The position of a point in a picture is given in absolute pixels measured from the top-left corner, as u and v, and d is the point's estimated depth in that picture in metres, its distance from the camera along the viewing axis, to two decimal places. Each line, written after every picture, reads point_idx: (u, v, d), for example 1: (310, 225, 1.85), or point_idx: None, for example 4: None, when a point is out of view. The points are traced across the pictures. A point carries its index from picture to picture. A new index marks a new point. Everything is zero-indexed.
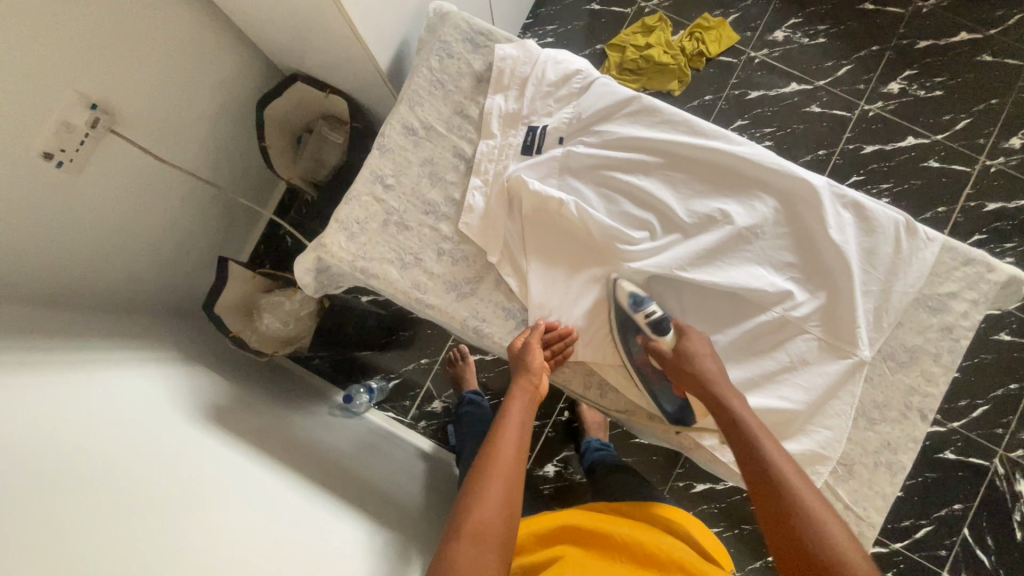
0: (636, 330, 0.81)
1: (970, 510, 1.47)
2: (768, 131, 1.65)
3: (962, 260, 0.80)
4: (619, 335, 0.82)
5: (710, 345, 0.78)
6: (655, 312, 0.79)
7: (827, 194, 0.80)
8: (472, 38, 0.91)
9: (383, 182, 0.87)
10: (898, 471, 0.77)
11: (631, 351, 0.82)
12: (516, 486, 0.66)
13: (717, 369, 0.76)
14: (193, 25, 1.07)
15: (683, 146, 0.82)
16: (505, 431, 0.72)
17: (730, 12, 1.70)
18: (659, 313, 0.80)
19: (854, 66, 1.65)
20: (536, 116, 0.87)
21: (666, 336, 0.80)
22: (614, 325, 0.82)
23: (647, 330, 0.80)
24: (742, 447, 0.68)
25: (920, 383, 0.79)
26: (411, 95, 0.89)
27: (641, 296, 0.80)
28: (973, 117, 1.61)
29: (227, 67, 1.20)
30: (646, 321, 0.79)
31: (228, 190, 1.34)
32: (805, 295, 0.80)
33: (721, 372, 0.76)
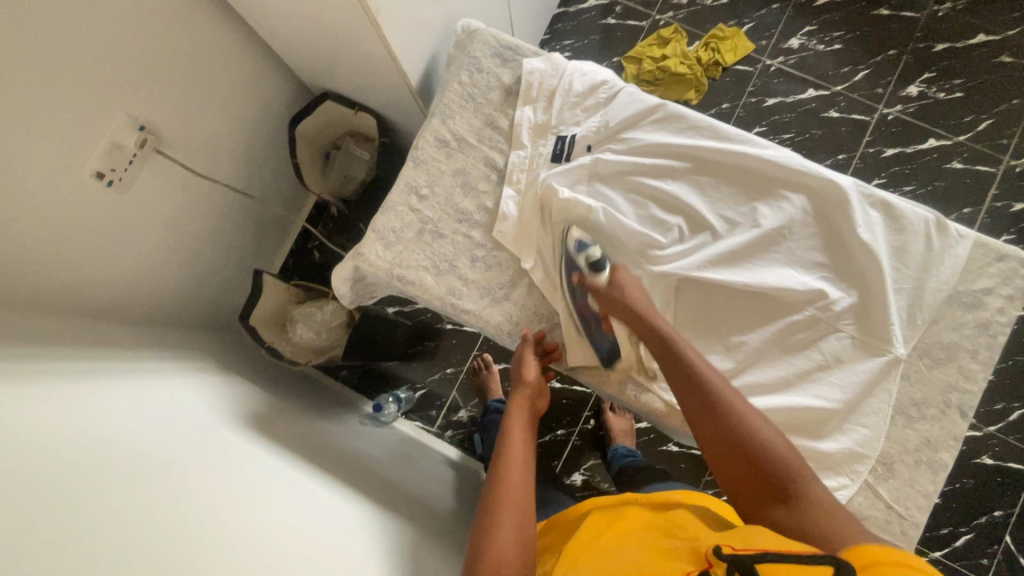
0: (573, 270, 0.84)
1: (1011, 516, 1.43)
2: (787, 137, 1.66)
3: (995, 256, 0.80)
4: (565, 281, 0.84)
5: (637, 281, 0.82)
6: (595, 253, 0.82)
7: (855, 194, 0.81)
8: (500, 53, 0.94)
9: (417, 192, 0.90)
10: (939, 469, 0.77)
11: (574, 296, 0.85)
12: (529, 516, 0.65)
13: (647, 301, 0.79)
14: (231, 49, 1.13)
15: (710, 151, 0.84)
16: (511, 462, 0.71)
17: (745, 22, 1.73)
18: (598, 255, 0.82)
19: (871, 71, 1.66)
20: (564, 126, 0.90)
21: (601, 274, 0.82)
22: (562, 266, 0.84)
23: (585, 269, 0.82)
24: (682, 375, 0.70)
25: (959, 380, 0.78)
26: (443, 109, 0.92)
27: (585, 241, 0.83)
28: (995, 117, 1.60)
29: (260, 88, 1.25)
30: (585, 262, 0.82)
31: (262, 206, 1.39)
32: (838, 293, 0.80)
33: (651, 305, 0.78)
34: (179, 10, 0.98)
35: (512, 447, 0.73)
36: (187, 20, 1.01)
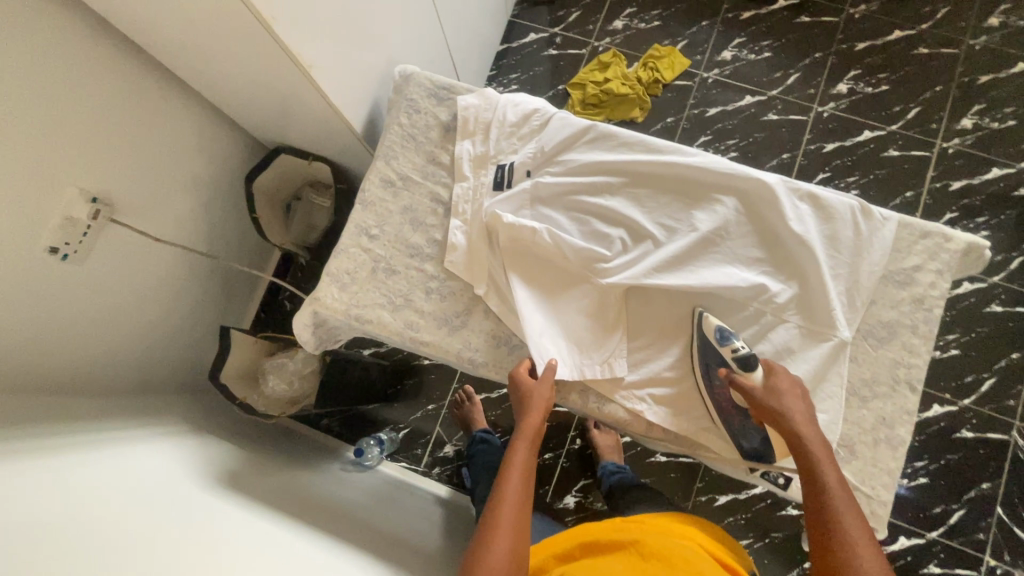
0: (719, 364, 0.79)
1: (999, 487, 1.45)
2: (731, 143, 1.73)
3: (919, 234, 0.84)
4: (706, 366, 0.81)
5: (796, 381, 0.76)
6: (741, 347, 0.77)
7: (782, 190, 0.85)
8: (435, 93, 0.98)
9: (367, 233, 0.92)
10: (898, 445, 0.78)
11: (714, 386, 0.80)
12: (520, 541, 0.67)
13: (810, 421, 0.72)
14: (179, 115, 1.16)
15: (642, 164, 0.89)
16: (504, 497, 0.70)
17: (678, 40, 1.82)
18: (745, 348, 0.77)
19: (802, 74, 1.76)
20: (503, 155, 0.93)
21: (754, 372, 0.76)
22: (697, 353, 0.82)
23: (734, 365, 0.77)
24: (813, 501, 0.67)
25: (903, 355, 0.80)
26: (386, 150, 0.95)
27: (727, 330, 0.79)
28: (922, 105, 1.70)
29: (214, 150, 1.27)
30: (731, 355, 0.77)
31: (225, 264, 1.40)
32: (779, 285, 0.83)
33: (814, 424, 0.73)
34: (122, 84, 1.02)
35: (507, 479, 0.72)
36: (131, 94, 1.04)
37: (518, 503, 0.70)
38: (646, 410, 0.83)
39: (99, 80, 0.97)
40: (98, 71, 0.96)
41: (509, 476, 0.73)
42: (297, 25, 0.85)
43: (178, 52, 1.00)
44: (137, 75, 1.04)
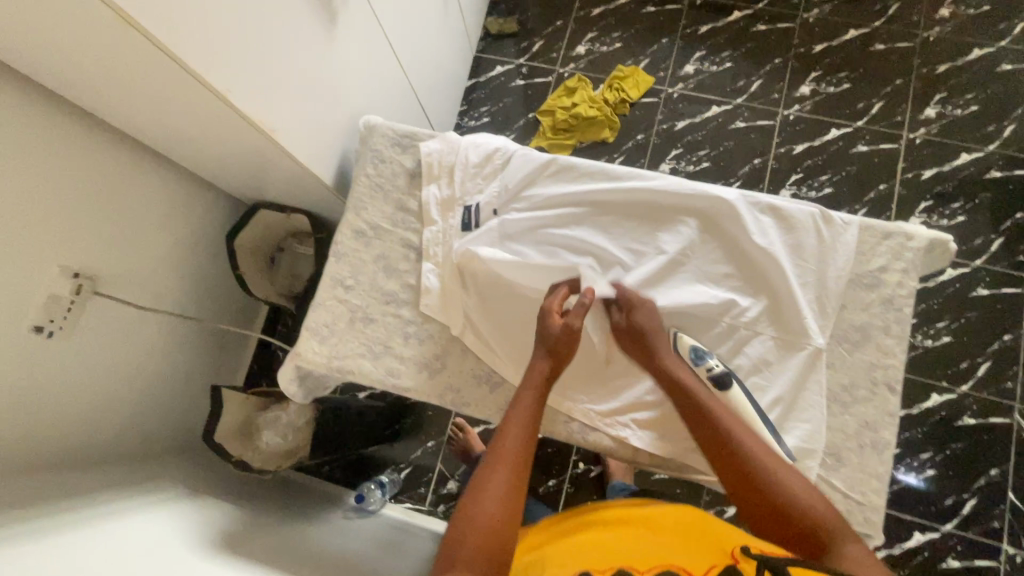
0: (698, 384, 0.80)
1: (1008, 472, 1.44)
2: (702, 154, 1.76)
3: (881, 235, 0.85)
4: None
5: (653, 311, 0.82)
6: (715, 365, 0.78)
7: (742, 204, 0.87)
8: (398, 141, 1.00)
9: (343, 283, 0.93)
10: (884, 449, 0.78)
11: None
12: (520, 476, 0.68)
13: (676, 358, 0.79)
14: (155, 184, 1.18)
15: (604, 192, 0.91)
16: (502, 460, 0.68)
17: (641, 59, 1.87)
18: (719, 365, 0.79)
19: (764, 80, 1.79)
20: (468, 196, 0.95)
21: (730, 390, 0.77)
22: None
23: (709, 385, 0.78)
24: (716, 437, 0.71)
25: (879, 357, 0.81)
26: (355, 201, 0.97)
27: (701, 350, 0.80)
28: (884, 99, 1.73)
29: (192, 214, 1.30)
30: (706, 374, 0.79)
31: (211, 320, 1.42)
32: (749, 299, 0.84)
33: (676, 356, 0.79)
34: (96, 161, 1.04)
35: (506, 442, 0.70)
36: (106, 169, 1.06)
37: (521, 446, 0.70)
38: (631, 435, 0.82)
39: (73, 161, 0.99)
40: (72, 152, 0.98)
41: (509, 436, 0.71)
42: (255, 95, 0.87)
43: (147, 128, 1.02)
44: (110, 151, 1.07)
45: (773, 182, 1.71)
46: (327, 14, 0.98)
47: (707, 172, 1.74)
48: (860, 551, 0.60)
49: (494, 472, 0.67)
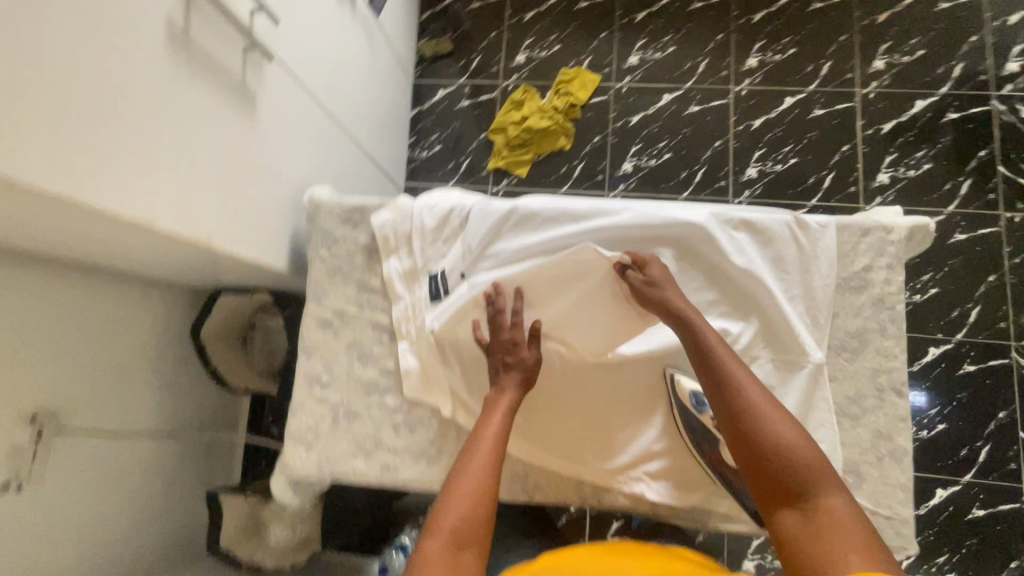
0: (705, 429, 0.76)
1: (1014, 412, 1.46)
2: (663, 145, 1.72)
3: (860, 233, 0.82)
4: (690, 434, 0.78)
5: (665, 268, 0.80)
6: None
7: (714, 226, 0.83)
8: (347, 216, 0.93)
9: (318, 381, 0.88)
10: (902, 456, 0.76)
11: (703, 451, 0.77)
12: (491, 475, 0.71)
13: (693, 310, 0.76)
14: (113, 302, 1.11)
15: (572, 237, 0.86)
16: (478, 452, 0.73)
17: (583, 58, 1.81)
18: None
19: (710, 58, 1.75)
20: (432, 263, 0.90)
21: None
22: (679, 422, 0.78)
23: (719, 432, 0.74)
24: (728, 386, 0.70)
25: (880, 362, 0.78)
26: (315, 289, 0.91)
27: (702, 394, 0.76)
28: (832, 58, 1.70)
29: (150, 324, 1.21)
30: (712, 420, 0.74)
31: (191, 432, 1.34)
32: (739, 325, 0.81)
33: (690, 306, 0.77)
34: (45, 297, 0.97)
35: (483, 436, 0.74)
36: (47, 307, 0.97)
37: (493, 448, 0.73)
38: (645, 490, 0.79)
39: (17, 303, 0.92)
40: (12, 295, 0.91)
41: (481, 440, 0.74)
42: None
43: (88, 256, 0.95)
44: (58, 281, 0.99)
45: (738, 162, 1.68)
46: (246, 98, 0.89)
47: (670, 164, 1.71)
48: (844, 504, 0.61)
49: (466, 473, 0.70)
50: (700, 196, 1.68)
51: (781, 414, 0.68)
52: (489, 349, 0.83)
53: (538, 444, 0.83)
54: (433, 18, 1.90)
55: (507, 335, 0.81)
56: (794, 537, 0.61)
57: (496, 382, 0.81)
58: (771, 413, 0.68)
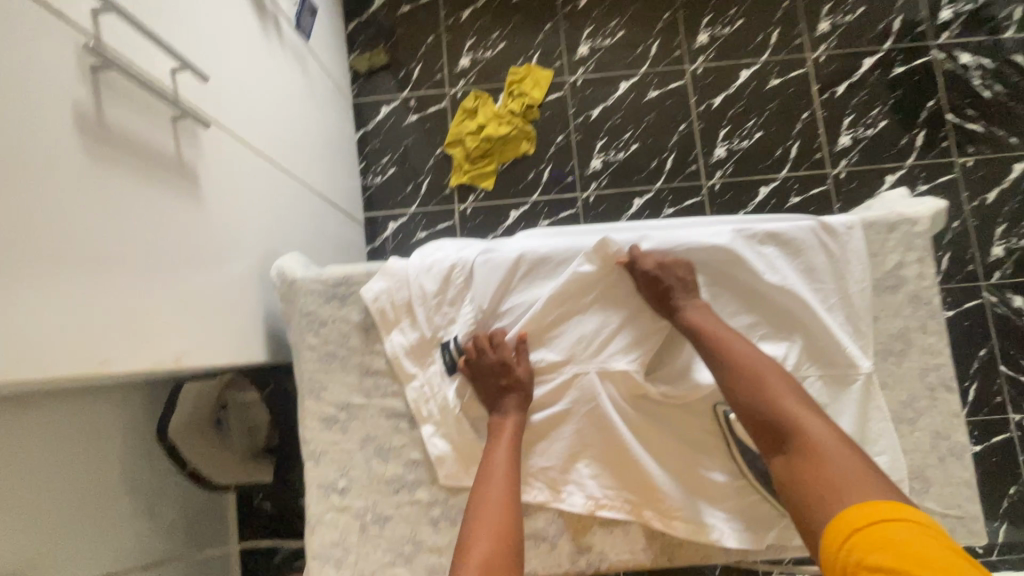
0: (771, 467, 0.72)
1: (994, 349, 1.53)
2: (628, 136, 1.66)
3: (886, 229, 0.79)
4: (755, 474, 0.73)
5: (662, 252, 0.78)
6: None
7: (741, 245, 0.77)
8: (332, 292, 0.81)
9: (335, 488, 0.77)
10: (963, 453, 0.75)
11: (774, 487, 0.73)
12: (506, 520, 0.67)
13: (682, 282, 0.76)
14: (80, 423, 0.92)
15: (593, 277, 0.78)
16: (493, 488, 0.69)
17: (530, 54, 1.70)
18: None
19: (661, 39, 1.69)
20: (442, 330, 0.79)
21: None
22: (743, 462, 0.74)
23: None
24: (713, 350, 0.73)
25: (927, 360, 0.76)
26: (310, 383, 0.79)
27: None
28: (779, 26, 1.69)
29: (127, 432, 1.02)
30: None
31: (182, 545, 1.16)
32: (783, 346, 0.77)
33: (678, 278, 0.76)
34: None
35: (491, 472, 0.71)
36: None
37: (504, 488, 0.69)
38: (723, 538, 0.73)
39: None
40: None
41: (490, 482, 0.70)
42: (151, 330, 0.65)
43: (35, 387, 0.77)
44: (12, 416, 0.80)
45: (705, 143, 1.65)
46: (186, 175, 0.74)
47: (639, 154, 1.65)
48: (828, 438, 0.64)
49: (481, 523, 0.66)
50: (674, 183, 1.64)
51: (766, 368, 0.70)
52: (478, 377, 0.76)
53: (608, 501, 0.75)
54: (361, 30, 1.73)
55: (494, 356, 0.75)
56: (787, 480, 0.64)
57: (497, 407, 0.76)
58: (754, 367, 0.70)
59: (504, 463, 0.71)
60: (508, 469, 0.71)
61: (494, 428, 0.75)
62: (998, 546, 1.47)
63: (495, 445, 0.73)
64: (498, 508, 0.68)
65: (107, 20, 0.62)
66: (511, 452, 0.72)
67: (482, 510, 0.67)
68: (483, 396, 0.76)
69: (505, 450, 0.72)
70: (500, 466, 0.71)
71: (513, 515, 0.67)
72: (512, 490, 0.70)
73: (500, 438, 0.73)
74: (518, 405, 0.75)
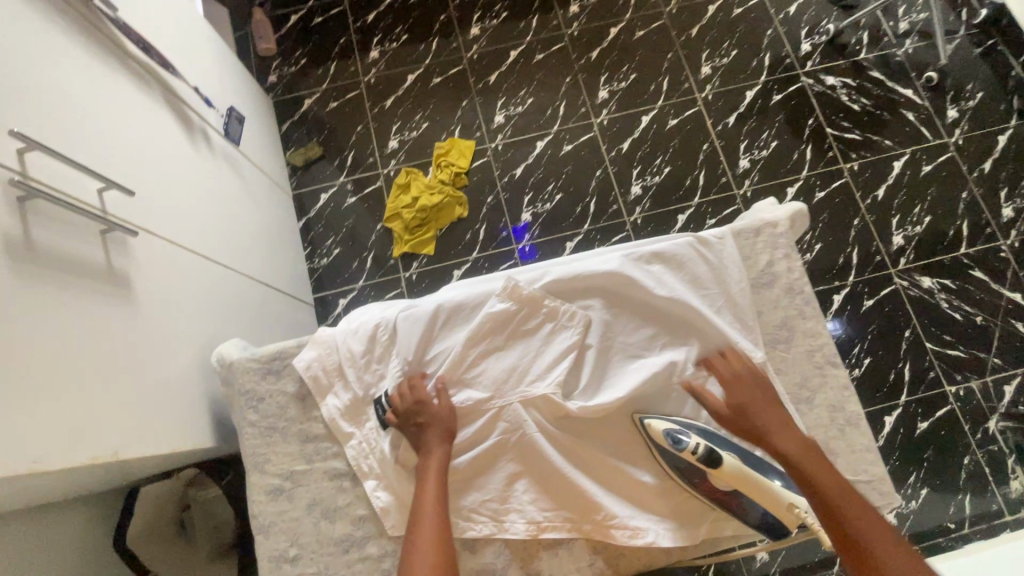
0: (688, 466, 0.78)
1: (916, 329, 1.65)
2: (551, 187, 1.81)
3: (753, 234, 0.90)
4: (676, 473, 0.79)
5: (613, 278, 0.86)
6: (698, 445, 0.76)
7: (630, 267, 0.87)
8: (268, 369, 0.86)
9: (287, 557, 0.80)
10: (857, 421, 0.83)
11: (694, 483, 0.78)
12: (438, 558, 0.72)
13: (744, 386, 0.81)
14: (40, 540, 0.91)
15: (504, 315, 0.85)
16: (425, 531, 0.73)
17: (453, 129, 1.87)
18: (703, 443, 0.77)
19: (567, 100, 1.89)
20: (373, 387, 0.85)
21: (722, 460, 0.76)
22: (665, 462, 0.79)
23: (700, 463, 0.76)
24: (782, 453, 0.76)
25: (810, 343, 0.86)
26: (255, 458, 0.83)
27: (677, 433, 0.78)
28: (668, 74, 1.91)
29: (87, 546, 1.01)
30: (694, 457, 0.76)
31: None
32: (683, 351, 0.85)
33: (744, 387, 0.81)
34: None
35: (422, 515, 0.74)
36: None
37: (435, 527, 0.74)
38: (656, 538, 0.78)
39: None
40: None
41: (422, 523, 0.74)
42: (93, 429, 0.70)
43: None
44: None
45: (622, 184, 1.80)
46: (118, 281, 0.81)
47: (564, 202, 1.79)
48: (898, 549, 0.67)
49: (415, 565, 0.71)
50: (601, 223, 1.77)
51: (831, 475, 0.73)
52: (404, 422, 0.81)
53: (547, 521, 0.79)
54: (295, 129, 1.88)
55: (411, 398, 0.80)
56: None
57: (422, 446, 0.79)
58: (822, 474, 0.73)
59: (432, 503, 0.75)
60: (439, 509, 0.75)
61: (421, 467, 0.78)
62: (968, 518, 1.51)
63: (426, 486, 0.76)
64: (430, 548, 0.72)
65: (35, 158, 0.71)
66: (438, 490, 0.77)
67: (415, 552, 0.72)
68: (413, 442, 0.80)
69: (431, 489, 0.76)
70: (428, 507, 0.75)
71: (444, 551, 0.72)
72: (444, 527, 0.74)
73: (429, 479, 0.77)
74: (440, 439, 0.79)
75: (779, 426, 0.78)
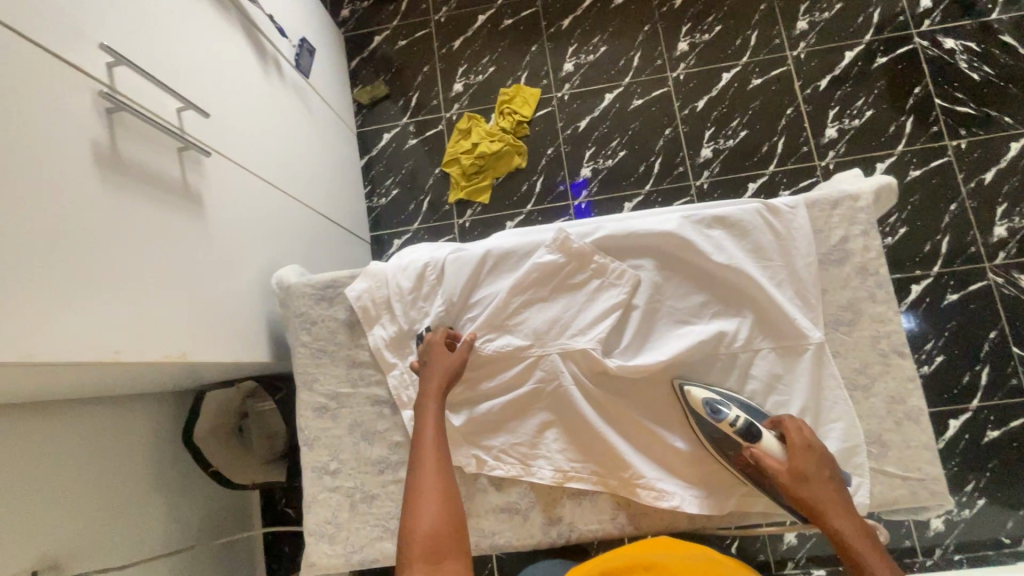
0: (723, 437, 0.76)
1: (1004, 331, 1.50)
2: (615, 144, 1.73)
3: (831, 207, 0.83)
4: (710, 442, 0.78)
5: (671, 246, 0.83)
6: (737, 418, 0.74)
7: (689, 229, 0.83)
8: (322, 295, 0.90)
9: (327, 470, 0.86)
10: (919, 417, 0.78)
11: (727, 455, 0.77)
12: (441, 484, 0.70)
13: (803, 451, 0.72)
14: (112, 427, 1.02)
15: (551, 266, 0.84)
16: (423, 465, 0.72)
17: (519, 75, 1.81)
18: (742, 417, 0.75)
19: (642, 51, 1.77)
20: (418, 323, 0.87)
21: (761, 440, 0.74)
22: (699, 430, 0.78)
23: (738, 438, 0.74)
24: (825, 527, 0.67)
25: (876, 329, 0.80)
26: (304, 376, 0.89)
27: (717, 404, 0.76)
28: (758, 27, 1.74)
29: (154, 437, 1.12)
30: (731, 429, 0.74)
31: (209, 539, 1.23)
32: (734, 322, 0.82)
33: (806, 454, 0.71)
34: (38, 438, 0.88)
35: (422, 451, 0.73)
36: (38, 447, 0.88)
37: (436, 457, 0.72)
38: (680, 502, 0.78)
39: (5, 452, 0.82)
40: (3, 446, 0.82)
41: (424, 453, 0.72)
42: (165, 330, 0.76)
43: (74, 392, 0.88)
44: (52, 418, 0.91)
45: (691, 145, 1.70)
46: (190, 197, 0.86)
47: (627, 160, 1.72)
48: None
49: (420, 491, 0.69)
50: (663, 185, 1.69)
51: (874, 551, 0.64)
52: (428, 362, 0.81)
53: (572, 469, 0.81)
54: (363, 66, 1.89)
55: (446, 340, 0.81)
56: None
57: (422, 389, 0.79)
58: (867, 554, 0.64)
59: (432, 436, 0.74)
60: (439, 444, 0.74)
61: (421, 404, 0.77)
62: None
63: (421, 423, 0.75)
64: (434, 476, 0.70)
65: (120, 72, 0.75)
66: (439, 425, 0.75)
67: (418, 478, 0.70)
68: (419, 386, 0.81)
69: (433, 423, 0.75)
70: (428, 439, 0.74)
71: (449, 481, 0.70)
72: (444, 463, 0.72)
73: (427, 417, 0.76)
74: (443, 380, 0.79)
75: (837, 503, 0.68)
